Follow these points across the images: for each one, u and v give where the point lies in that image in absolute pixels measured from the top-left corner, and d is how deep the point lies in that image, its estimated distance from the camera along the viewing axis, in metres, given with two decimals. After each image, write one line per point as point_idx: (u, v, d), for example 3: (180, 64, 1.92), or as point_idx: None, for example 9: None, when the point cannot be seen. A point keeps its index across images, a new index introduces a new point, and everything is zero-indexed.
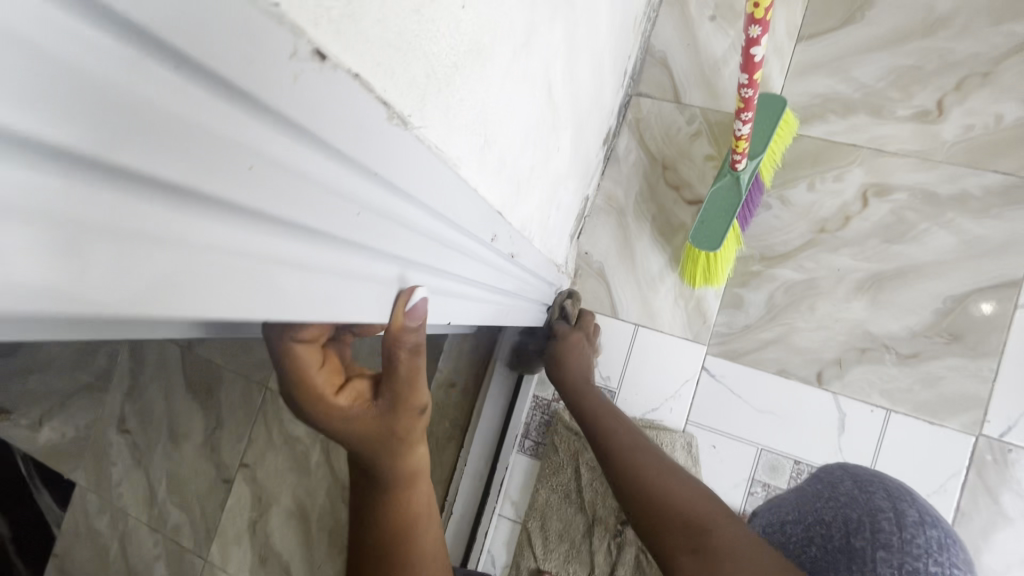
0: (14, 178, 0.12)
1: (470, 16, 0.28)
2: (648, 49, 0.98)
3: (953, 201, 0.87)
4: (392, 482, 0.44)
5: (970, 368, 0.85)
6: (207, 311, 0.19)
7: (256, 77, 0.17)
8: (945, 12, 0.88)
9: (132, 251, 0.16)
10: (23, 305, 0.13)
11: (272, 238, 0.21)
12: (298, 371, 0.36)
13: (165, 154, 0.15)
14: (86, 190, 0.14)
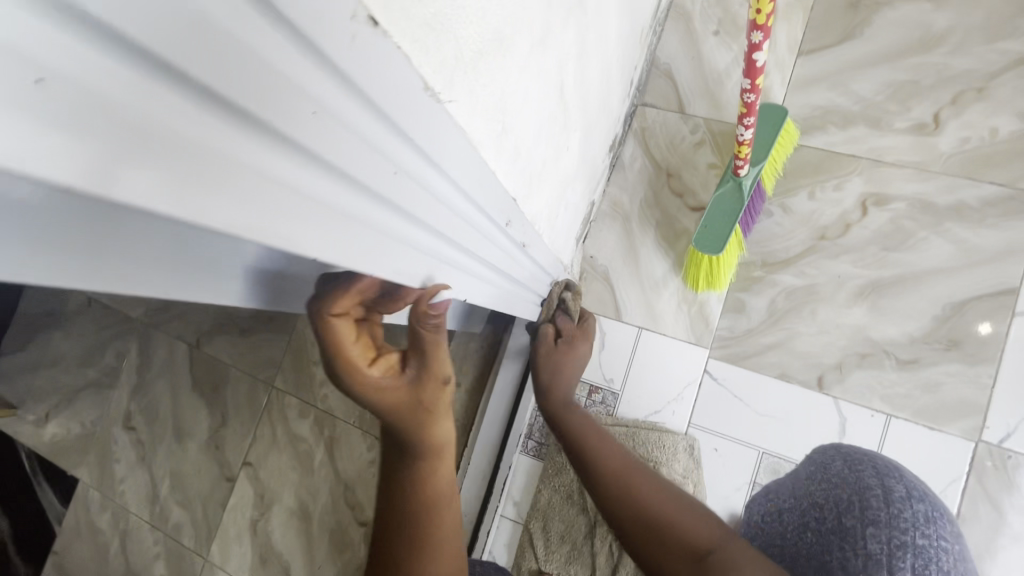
0: (131, 86, 0.15)
1: (495, 7, 0.31)
2: (654, 61, 1.01)
3: (950, 210, 0.89)
4: (419, 458, 0.49)
5: (969, 374, 0.86)
6: (258, 234, 0.22)
7: (324, 32, 0.19)
8: (940, 30, 0.92)
9: (205, 166, 0.18)
10: (119, 193, 0.16)
11: (322, 183, 0.24)
12: (338, 341, 0.42)
13: (247, 89, 0.18)
14: (180, 106, 0.16)
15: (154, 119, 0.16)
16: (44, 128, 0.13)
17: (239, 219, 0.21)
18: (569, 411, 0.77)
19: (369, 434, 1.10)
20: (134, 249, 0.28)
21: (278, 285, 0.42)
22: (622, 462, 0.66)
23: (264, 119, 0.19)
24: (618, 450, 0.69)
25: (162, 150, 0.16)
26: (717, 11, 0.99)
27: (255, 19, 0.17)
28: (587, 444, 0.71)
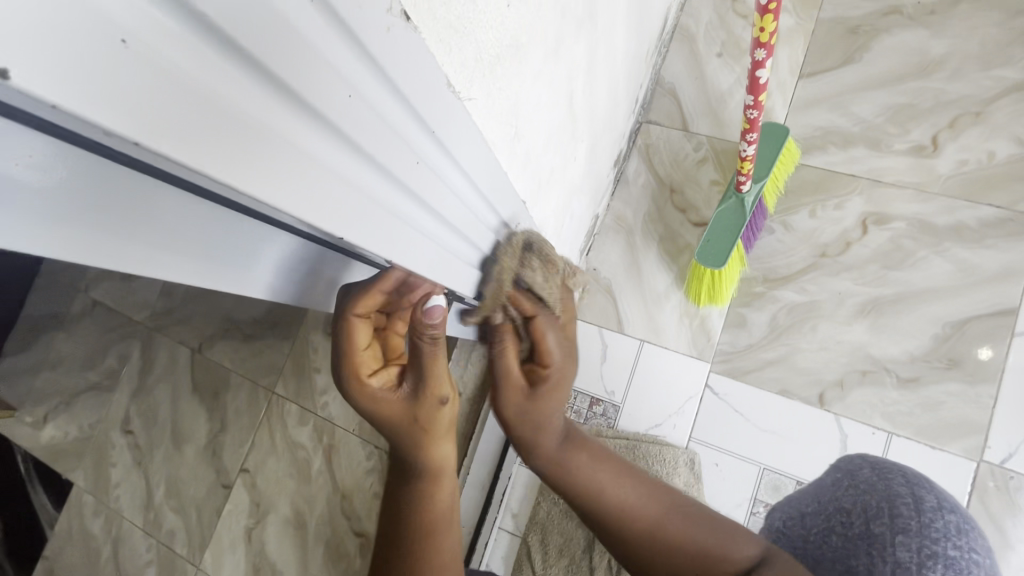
0: (196, 56, 0.16)
1: (513, 14, 0.32)
2: (658, 80, 1.04)
3: (949, 230, 0.91)
4: (420, 476, 0.50)
5: (969, 394, 0.87)
6: (294, 209, 0.23)
7: (361, 23, 0.21)
8: (937, 56, 0.94)
9: (251, 137, 0.19)
10: (180, 156, 0.17)
11: (349, 165, 0.25)
12: (347, 348, 0.48)
13: (292, 68, 0.19)
14: (235, 78, 0.18)
15: (207, 84, 0.17)
16: (117, 80, 0.14)
17: (272, 191, 0.21)
18: (568, 456, 0.58)
19: (368, 443, 1.10)
20: (165, 227, 0.29)
21: (288, 276, 0.42)
22: (644, 509, 0.55)
23: (302, 95, 0.20)
24: (637, 491, 0.57)
25: (211, 115, 0.17)
26: (721, 34, 1.02)
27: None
28: (597, 496, 0.56)
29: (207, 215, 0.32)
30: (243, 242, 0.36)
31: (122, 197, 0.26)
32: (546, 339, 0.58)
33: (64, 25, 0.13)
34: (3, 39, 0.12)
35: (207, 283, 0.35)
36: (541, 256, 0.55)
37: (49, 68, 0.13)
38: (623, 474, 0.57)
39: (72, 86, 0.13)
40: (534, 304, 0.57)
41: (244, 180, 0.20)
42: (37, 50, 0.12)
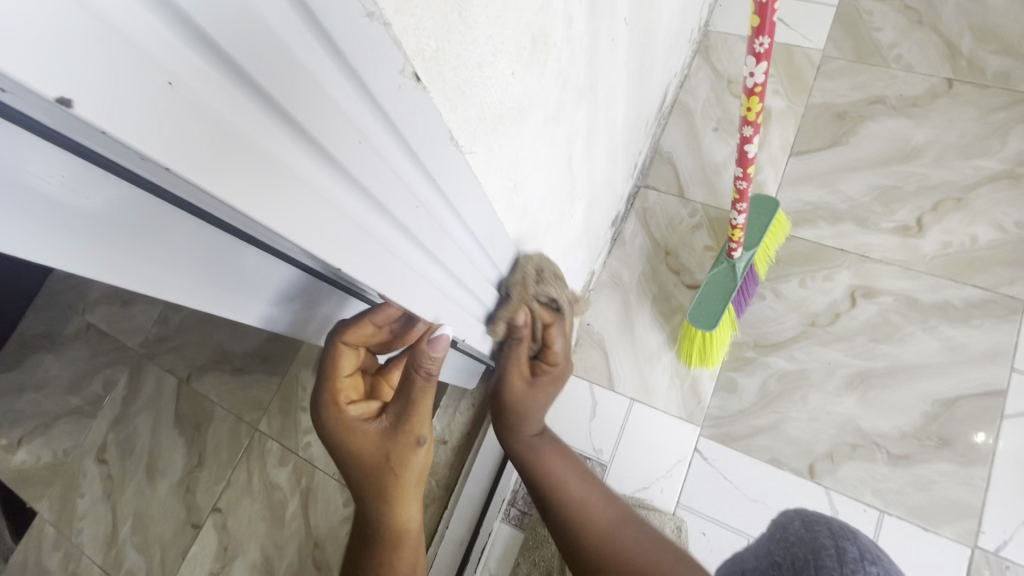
0: (222, 94, 0.18)
1: (516, 82, 0.36)
2: (657, 149, 1.09)
3: (936, 308, 0.93)
4: (381, 535, 0.48)
5: (961, 475, 0.85)
6: (294, 233, 0.25)
7: (377, 83, 0.24)
8: (919, 143, 1.00)
9: (264, 167, 0.21)
10: (197, 176, 0.19)
11: (355, 203, 0.27)
12: (329, 373, 0.47)
13: (311, 115, 0.22)
14: (256, 117, 0.20)
15: (227, 117, 0.19)
16: (141, 107, 0.16)
17: (274, 216, 0.23)
18: (543, 450, 0.67)
19: (347, 488, 1.07)
20: (162, 246, 0.31)
21: (283, 308, 0.43)
22: (601, 512, 0.62)
23: (311, 130, 0.22)
24: (596, 493, 0.64)
25: (208, 129, 0.19)
26: (716, 111, 1.09)
27: (319, 53, 0.21)
28: (561, 487, 0.64)
29: (216, 244, 0.34)
30: (249, 274, 0.38)
31: (129, 218, 0.28)
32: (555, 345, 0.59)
33: (75, 35, 0.14)
34: (49, 66, 0.14)
35: (199, 305, 0.36)
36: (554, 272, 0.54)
37: (58, 74, 0.14)
38: (586, 480, 0.66)
39: (103, 106, 0.15)
40: (552, 312, 0.56)
41: (235, 195, 0.21)
42: (69, 75, 0.14)
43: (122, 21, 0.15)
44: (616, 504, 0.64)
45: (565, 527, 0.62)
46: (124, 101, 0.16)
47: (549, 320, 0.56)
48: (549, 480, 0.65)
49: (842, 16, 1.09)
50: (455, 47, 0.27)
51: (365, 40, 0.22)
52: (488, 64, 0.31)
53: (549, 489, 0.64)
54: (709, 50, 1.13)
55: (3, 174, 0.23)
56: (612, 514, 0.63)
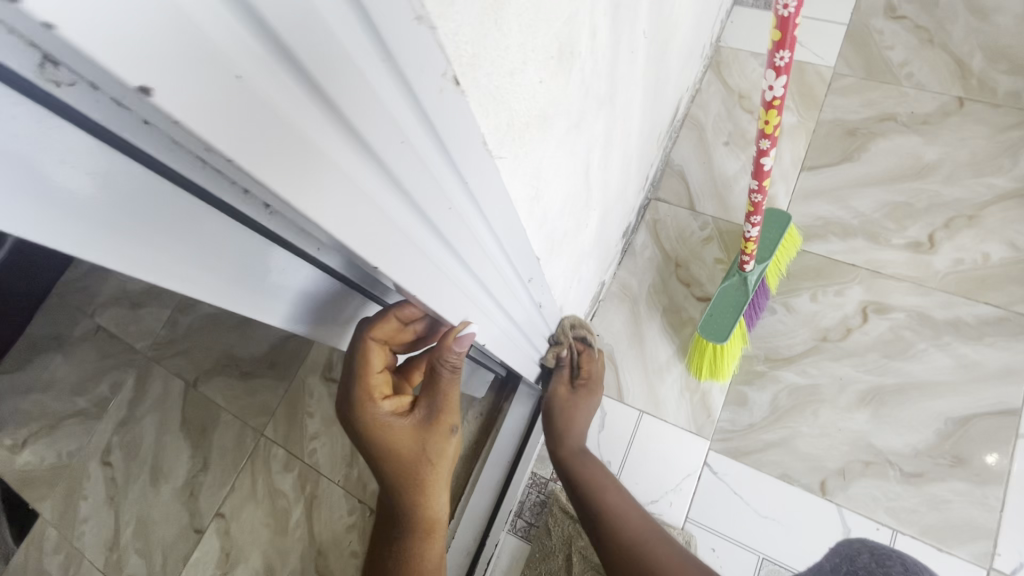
0: (280, 89, 0.19)
1: (543, 90, 0.36)
2: (668, 161, 1.10)
3: (948, 324, 0.92)
4: (413, 532, 0.47)
5: (975, 495, 0.84)
6: (334, 225, 0.25)
7: (424, 90, 0.24)
8: (931, 160, 1.01)
9: (312, 159, 0.22)
10: (251, 165, 0.20)
11: (391, 200, 0.28)
12: (362, 370, 0.46)
13: (361, 114, 0.22)
14: (309, 113, 0.20)
15: (283, 110, 0.19)
16: (206, 96, 0.17)
17: (317, 206, 0.24)
18: (587, 465, 0.76)
19: (352, 495, 1.07)
20: (195, 244, 0.31)
21: (306, 309, 0.43)
22: (637, 529, 0.68)
23: (359, 128, 0.22)
24: (636, 511, 0.70)
25: (263, 118, 0.19)
26: (728, 126, 1.10)
27: (373, 56, 0.21)
28: (603, 502, 0.71)
29: (246, 243, 0.34)
30: (274, 274, 0.38)
31: (165, 213, 0.29)
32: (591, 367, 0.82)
33: (150, 23, 0.14)
34: (121, 50, 0.14)
35: (229, 305, 0.37)
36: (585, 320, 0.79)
37: (135, 62, 0.15)
38: (628, 496, 0.72)
39: (170, 92, 0.16)
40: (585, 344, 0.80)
41: (281, 183, 0.21)
42: (144, 61, 0.15)
43: (195, 14, 0.15)
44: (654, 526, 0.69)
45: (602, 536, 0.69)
46: (188, 87, 0.16)
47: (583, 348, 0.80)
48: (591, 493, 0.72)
49: (853, 35, 1.10)
50: (491, 53, 0.28)
51: (417, 48, 0.22)
52: (519, 72, 0.32)
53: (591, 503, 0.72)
54: (721, 65, 1.14)
55: (47, 171, 0.23)
56: (648, 531, 0.68)
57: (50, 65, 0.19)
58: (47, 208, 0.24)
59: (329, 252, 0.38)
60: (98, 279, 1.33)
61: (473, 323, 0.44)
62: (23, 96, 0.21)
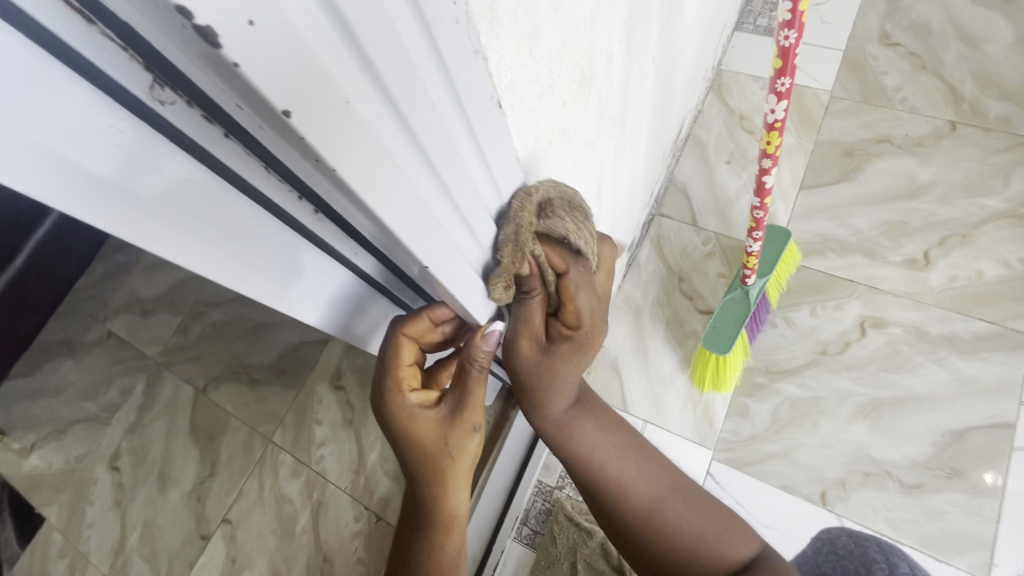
0: (371, 101, 0.20)
1: (565, 112, 0.39)
2: (671, 178, 1.14)
3: (944, 339, 0.95)
4: (433, 521, 0.51)
5: (972, 506, 0.87)
6: (400, 231, 0.26)
7: (476, 111, 0.26)
8: (925, 181, 1.05)
9: (389, 168, 0.23)
10: (341, 171, 0.21)
11: (446, 209, 0.29)
12: (392, 363, 0.48)
13: (430, 128, 0.23)
14: (390, 126, 0.22)
15: (370, 122, 0.21)
16: (313, 103, 0.18)
17: (389, 211, 0.24)
18: (575, 429, 0.59)
19: (360, 502, 1.09)
20: (247, 243, 0.34)
21: (337, 310, 0.45)
22: (642, 489, 0.59)
23: (424, 143, 0.24)
24: (637, 467, 0.60)
25: (356, 133, 0.20)
26: (729, 145, 1.14)
27: (439, 78, 0.22)
28: (600, 466, 0.59)
29: (292, 245, 0.36)
30: (311, 276, 0.40)
31: (224, 214, 0.31)
32: (576, 301, 0.45)
33: (287, 51, 0.16)
34: (251, 55, 0.15)
35: (274, 306, 0.39)
36: (567, 202, 0.40)
37: (262, 69, 0.16)
38: (625, 448, 0.61)
39: (285, 98, 0.17)
40: (566, 254, 0.42)
41: (364, 191, 0.22)
42: (268, 69, 0.16)
43: (313, 38, 0.17)
44: (661, 477, 0.60)
45: (600, 502, 0.60)
46: (305, 108, 0.18)
47: (562, 261, 0.41)
48: (585, 463, 0.59)
49: (849, 61, 1.15)
50: (525, 80, 0.31)
51: (474, 71, 0.24)
52: (546, 97, 0.35)
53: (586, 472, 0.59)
54: (722, 87, 1.19)
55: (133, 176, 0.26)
56: (657, 488, 0.59)
57: (158, 86, 0.22)
58: (139, 211, 0.27)
59: (364, 257, 0.41)
60: (112, 286, 1.35)
61: (500, 322, 0.46)
62: (130, 113, 0.23)
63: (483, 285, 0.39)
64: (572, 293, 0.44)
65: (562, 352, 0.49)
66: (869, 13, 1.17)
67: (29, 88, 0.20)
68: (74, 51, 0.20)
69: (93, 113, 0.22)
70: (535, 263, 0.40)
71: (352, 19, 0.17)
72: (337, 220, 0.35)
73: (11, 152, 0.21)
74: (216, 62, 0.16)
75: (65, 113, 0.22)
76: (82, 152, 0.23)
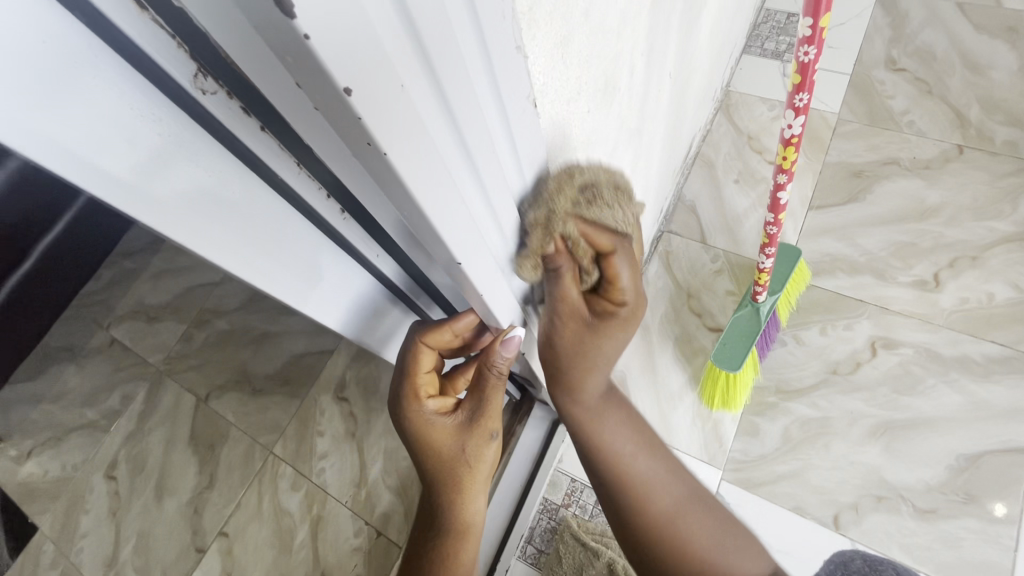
0: (425, 94, 0.20)
1: (589, 120, 0.40)
2: (681, 196, 1.14)
3: (956, 361, 0.94)
4: (448, 528, 0.51)
5: (988, 533, 0.85)
6: (440, 225, 0.26)
7: (514, 112, 0.26)
8: (934, 204, 1.05)
9: (436, 162, 0.23)
10: (395, 160, 0.21)
11: (480, 206, 0.29)
12: (411, 369, 0.48)
13: (472, 123, 0.24)
14: (438, 120, 0.22)
15: (422, 113, 0.21)
16: (375, 91, 0.18)
17: (433, 203, 0.24)
18: (604, 417, 0.53)
19: (360, 517, 1.07)
20: (275, 241, 0.34)
21: (357, 315, 0.45)
22: (664, 493, 0.54)
23: (466, 136, 0.24)
24: (661, 469, 0.55)
25: (408, 122, 0.20)
26: (737, 165, 1.15)
27: (482, 75, 0.23)
28: (628, 467, 0.53)
29: (317, 246, 0.36)
30: (334, 279, 0.40)
31: (257, 210, 0.31)
32: (621, 278, 0.40)
33: (353, 32, 0.16)
34: (323, 38, 0.16)
35: (297, 308, 0.39)
36: (611, 183, 0.37)
37: (334, 54, 0.16)
38: (649, 448, 0.55)
39: (350, 83, 0.17)
40: (609, 239, 0.37)
41: (411, 181, 0.22)
42: (337, 54, 0.16)
43: (378, 26, 0.17)
44: (683, 480, 0.56)
45: (620, 505, 0.54)
46: (367, 93, 0.18)
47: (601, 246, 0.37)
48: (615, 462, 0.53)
49: (856, 83, 1.17)
50: (556, 85, 0.31)
51: (513, 71, 0.24)
52: (573, 103, 0.35)
53: (612, 472, 0.53)
54: (731, 108, 1.20)
55: (173, 167, 0.26)
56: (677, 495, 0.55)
57: (202, 76, 0.23)
58: (176, 203, 0.27)
59: (385, 261, 0.41)
60: (118, 293, 1.35)
61: (520, 328, 0.45)
62: (176, 103, 0.24)
63: (513, 256, 0.36)
64: (618, 265, 0.38)
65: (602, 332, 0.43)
66: (875, 38, 1.19)
67: (80, 75, 0.20)
68: (129, 37, 0.20)
69: (136, 101, 0.23)
70: (572, 242, 0.36)
71: (413, 7, 0.18)
72: (364, 221, 0.35)
73: (53, 132, 0.21)
74: (287, 39, 0.16)
75: (114, 101, 0.22)
76: (121, 139, 0.23)
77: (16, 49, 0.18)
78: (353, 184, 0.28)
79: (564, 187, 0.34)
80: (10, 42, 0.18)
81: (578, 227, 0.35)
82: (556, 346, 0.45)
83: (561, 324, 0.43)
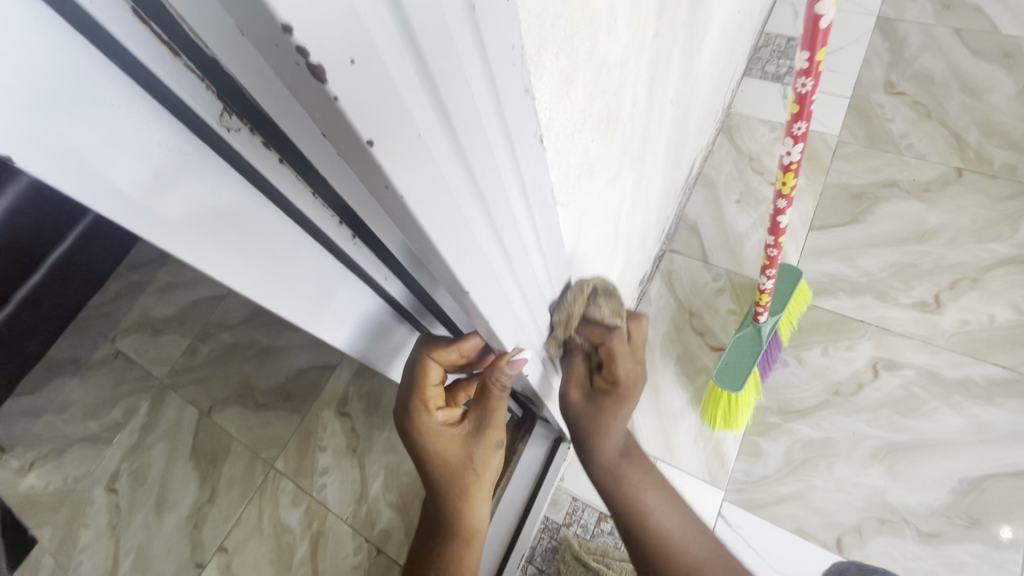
0: (440, 138, 0.22)
1: (592, 148, 0.41)
2: (682, 216, 1.15)
3: (957, 383, 0.95)
4: (454, 535, 0.53)
5: (993, 558, 0.84)
6: (450, 258, 0.27)
7: (521, 150, 0.27)
8: (934, 226, 1.06)
9: (449, 198, 0.24)
10: (408, 201, 0.22)
11: (487, 238, 0.30)
12: (419, 382, 0.49)
13: (482, 163, 0.25)
14: (452, 162, 0.23)
15: (436, 154, 0.22)
16: (395, 137, 0.20)
17: (443, 237, 0.25)
18: (628, 477, 0.61)
19: (360, 534, 1.06)
20: (287, 265, 0.35)
21: (363, 333, 0.46)
22: (684, 546, 0.59)
23: (476, 175, 0.25)
24: (680, 524, 0.61)
25: (424, 165, 0.22)
26: (738, 186, 1.16)
27: (493, 117, 0.24)
28: (648, 520, 0.60)
29: (325, 267, 0.37)
30: (342, 299, 0.41)
31: (271, 235, 0.32)
32: (617, 364, 0.53)
33: (375, 86, 0.18)
34: (347, 93, 0.17)
35: (306, 328, 0.40)
36: (607, 290, 0.50)
37: (357, 106, 0.17)
38: (669, 499, 0.62)
39: (370, 130, 0.18)
40: (604, 334, 0.51)
41: (422, 216, 0.23)
42: (358, 105, 0.17)
43: (397, 79, 0.18)
44: (706, 537, 0.61)
45: (643, 551, 0.60)
46: (385, 140, 0.19)
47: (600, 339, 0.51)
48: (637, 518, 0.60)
49: (855, 107, 1.18)
50: (561, 119, 0.32)
51: (521, 113, 0.26)
52: (576, 134, 0.36)
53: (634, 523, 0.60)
54: (732, 129, 1.22)
55: (193, 195, 0.27)
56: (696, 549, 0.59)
57: (227, 114, 0.24)
58: (194, 230, 0.28)
59: (393, 283, 0.42)
60: (124, 305, 1.36)
61: (527, 349, 0.46)
62: (201, 138, 0.25)
63: (521, 283, 0.37)
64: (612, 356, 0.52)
65: (603, 403, 0.55)
66: (874, 62, 1.22)
67: (113, 114, 0.22)
68: (158, 79, 0.22)
69: (164, 136, 0.24)
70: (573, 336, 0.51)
71: (430, 62, 0.19)
72: (373, 245, 0.36)
73: (86, 169, 0.22)
74: (315, 94, 0.17)
75: (143, 136, 0.23)
76: (148, 172, 0.24)
77: (54, 89, 0.20)
78: (365, 211, 0.30)
79: (577, 299, 0.47)
80: (50, 85, 0.20)
81: (580, 328, 0.50)
82: (568, 405, 0.57)
83: (571, 387, 0.56)
